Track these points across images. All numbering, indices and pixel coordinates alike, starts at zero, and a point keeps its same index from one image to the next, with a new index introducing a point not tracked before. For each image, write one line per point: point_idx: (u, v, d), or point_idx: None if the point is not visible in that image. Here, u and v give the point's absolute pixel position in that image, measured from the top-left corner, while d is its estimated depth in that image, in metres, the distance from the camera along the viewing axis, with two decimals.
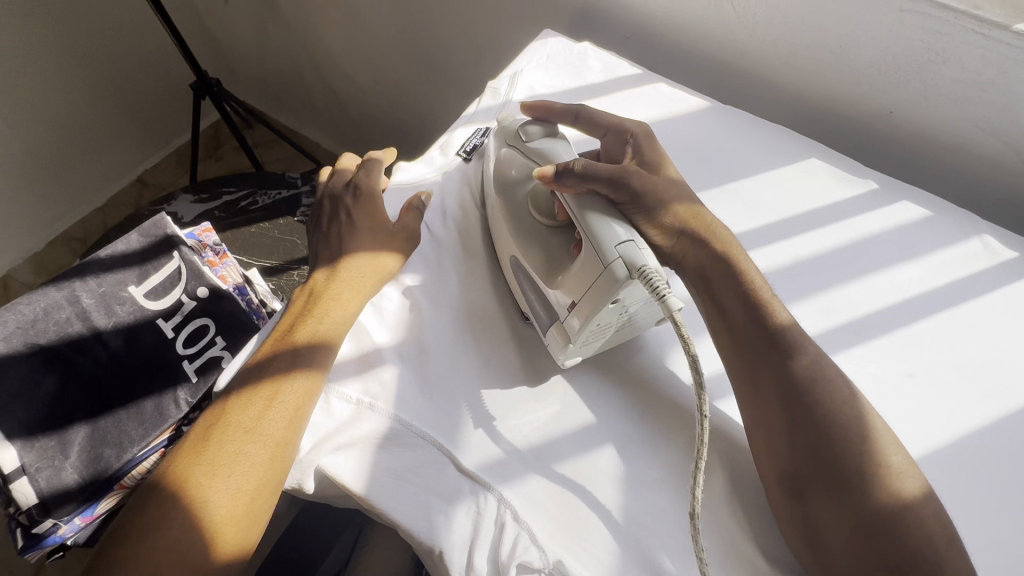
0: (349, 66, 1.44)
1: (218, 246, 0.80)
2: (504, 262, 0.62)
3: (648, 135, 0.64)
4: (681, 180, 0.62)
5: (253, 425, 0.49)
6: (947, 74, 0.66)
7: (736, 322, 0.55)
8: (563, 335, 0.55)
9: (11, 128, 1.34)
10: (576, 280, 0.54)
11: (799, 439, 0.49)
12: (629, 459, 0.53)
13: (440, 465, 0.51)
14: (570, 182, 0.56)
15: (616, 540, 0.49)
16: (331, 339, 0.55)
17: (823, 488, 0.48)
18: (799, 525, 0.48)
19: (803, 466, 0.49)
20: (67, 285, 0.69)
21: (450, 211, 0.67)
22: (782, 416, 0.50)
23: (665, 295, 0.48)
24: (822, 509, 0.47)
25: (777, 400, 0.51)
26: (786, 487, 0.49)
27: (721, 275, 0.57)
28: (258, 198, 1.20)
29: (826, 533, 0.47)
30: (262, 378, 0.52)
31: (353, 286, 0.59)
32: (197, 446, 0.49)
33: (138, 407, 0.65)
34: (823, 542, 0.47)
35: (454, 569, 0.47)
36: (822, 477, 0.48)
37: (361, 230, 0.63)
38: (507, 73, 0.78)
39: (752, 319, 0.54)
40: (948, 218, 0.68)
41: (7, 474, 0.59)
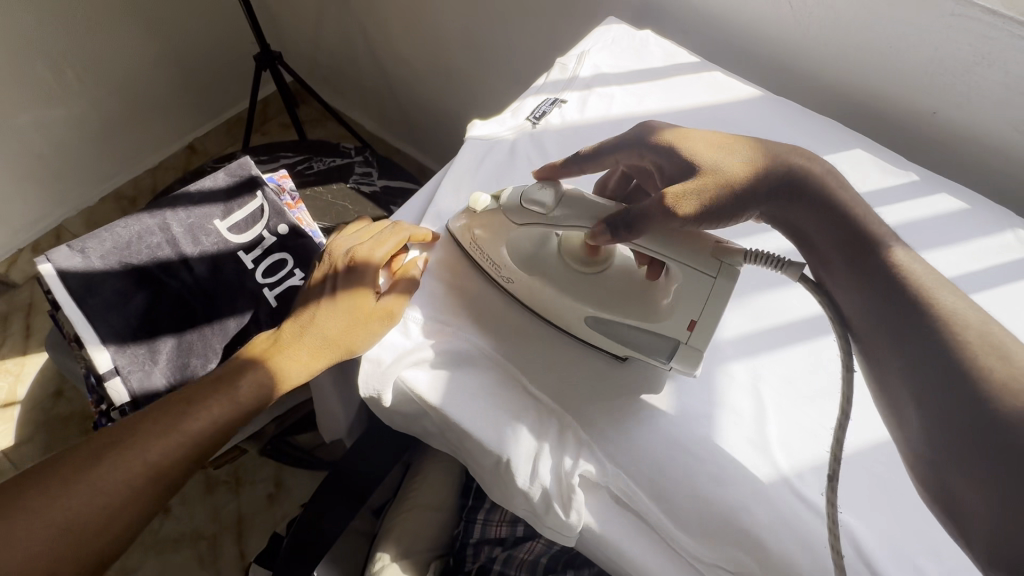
0: (404, 50, 1.50)
1: (294, 193, 0.86)
2: (555, 315, 0.60)
3: (673, 134, 0.57)
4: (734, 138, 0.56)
5: (211, 411, 0.57)
6: (991, 77, 0.71)
7: (843, 262, 0.50)
8: (693, 355, 0.55)
9: (82, 84, 1.42)
10: (691, 296, 0.53)
11: (933, 414, 0.42)
12: (681, 396, 0.57)
13: (508, 385, 0.57)
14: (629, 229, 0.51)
15: (671, 466, 0.53)
16: (291, 377, 0.59)
17: (955, 447, 0.41)
18: (940, 487, 0.43)
19: (936, 423, 0.42)
20: (159, 213, 0.75)
21: (520, 155, 0.73)
22: (917, 371, 0.44)
23: (788, 262, 0.50)
24: (949, 463, 0.42)
25: (899, 367, 0.45)
26: (926, 467, 0.44)
27: (819, 222, 0.51)
28: (314, 163, 1.26)
29: (982, 519, 0.40)
30: (254, 370, 0.59)
31: (329, 339, 0.59)
32: (201, 384, 0.59)
33: (222, 323, 0.70)
34: (970, 507, 0.41)
35: (520, 476, 0.52)
36: (971, 452, 0.40)
37: (333, 312, 0.60)
38: (575, 53, 0.84)
39: (868, 261, 0.49)
40: (985, 211, 0.71)
41: (102, 374, 0.66)
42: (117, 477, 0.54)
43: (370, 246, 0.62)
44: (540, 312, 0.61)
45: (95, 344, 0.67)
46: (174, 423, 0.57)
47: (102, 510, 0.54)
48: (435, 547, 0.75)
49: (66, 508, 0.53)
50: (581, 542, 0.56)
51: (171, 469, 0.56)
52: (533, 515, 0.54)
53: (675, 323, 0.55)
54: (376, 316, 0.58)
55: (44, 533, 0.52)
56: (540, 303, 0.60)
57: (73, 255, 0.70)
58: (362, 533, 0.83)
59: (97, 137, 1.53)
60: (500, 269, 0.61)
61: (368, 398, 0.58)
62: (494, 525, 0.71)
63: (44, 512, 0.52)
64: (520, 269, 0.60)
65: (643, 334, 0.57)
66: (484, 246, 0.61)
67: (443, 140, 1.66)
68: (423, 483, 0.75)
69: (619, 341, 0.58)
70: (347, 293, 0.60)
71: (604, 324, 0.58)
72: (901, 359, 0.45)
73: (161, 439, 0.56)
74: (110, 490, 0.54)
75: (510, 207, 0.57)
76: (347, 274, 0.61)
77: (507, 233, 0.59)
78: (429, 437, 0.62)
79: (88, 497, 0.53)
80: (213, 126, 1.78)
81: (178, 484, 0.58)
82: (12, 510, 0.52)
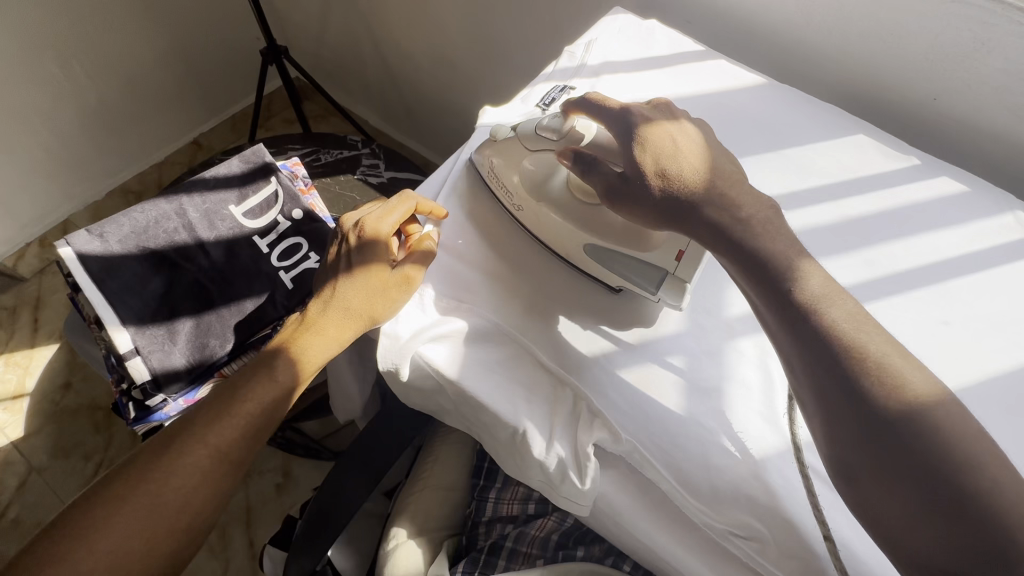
0: (409, 44, 1.51)
1: (307, 179, 0.87)
2: (559, 243, 0.64)
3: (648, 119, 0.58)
4: (676, 151, 0.55)
5: (257, 394, 0.59)
6: (991, 63, 0.73)
7: (760, 278, 0.51)
8: (679, 286, 0.60)
9: (90, 80, 1.43)
10: (676, 229, 0.59)
11: (849, 429, 0.45)
12: (690, 369, 0.58)
13: (522, 359, 0.59)
14: (588, 171, 0.59)
15: (685, 438, 0.54)
16: (327, 350, 0.61)
17: (878, 463, 0.43)
18: (851, 488, 0.46)
19: (844, 439, 0.45)
20: (175, 199, 0.76)
21: None
22: (833, 393, 0.46)
23: None
24: (873, 478, 0.44)
25: (826, 390, 0.46)
26: (840, 472, 0.46)
27: (746, 263, 0.52)
28: (321, 155, 1.27)
29: (890, 520, 0.43)
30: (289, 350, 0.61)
31: (352, 307, 0.61)
32: (245, 373, 0.61)
33: (240, 304, 0.72)
34: (879, 509, 0.44)
35: (536, 446, 0.54)
36: (881, 465, 0.43)
37: (352, 283, 0.61)
38: (583, 41, 0.86)
39: (778, 277, 0.50)
40: (987, 193, 0.72)
41: (123, 354, 0.67)
42: (191, 463, 0.56)
43: (378, 218, 0.64)
44: (551, 245, 0.65)
45: (115, 325, 0.68)
46: (230, 407, 0.58)
47: (177, 495, 0.55)
48: (448, 526, 0.75)
49: (143, 496, 0.54)
50: (593, 513, 0.58)
51: (240, 447, 0.58)
52: (549, 486, 0.56)
53: (663, 254, 0.60)
54: (394, 285, 0.60)
55: (129, 522, 0.53)
56: (549, 233, 0.65)
57: (93, 239, 0.72)
58: (374, 516, 0.83)
59: (104, 132, 1.54)
60: (511, 197, 0.67)
61: (386, 372, 0.60)
62: (505, 504, 0.72)
63: (126, 501, 0.54)
64: (529, 195, 0.66)
65: (637, 265, 0.61)
66: (500, 174, 0.68)
67: (446, 134, 1.68)
68: (437, 463, 0.76)
69: (611, 273, 0.62)
70: (361, 264, 0.62)
71: (604, 257, 0.62)
72: (806, 374, 0.47)
73: (219, 422, 0.57)
74: (187, 477, 0.56)
75: (526, 133, 0.65)
76: (358, 246, 0.63)
77: (522, 159, 0.67)
78: (444, 414, 0.64)
79: (163, 483, 0.55)
80: (218, 121, 1.79)
81: (244, 465, 0.59)
82: (97, 504, 0.54)
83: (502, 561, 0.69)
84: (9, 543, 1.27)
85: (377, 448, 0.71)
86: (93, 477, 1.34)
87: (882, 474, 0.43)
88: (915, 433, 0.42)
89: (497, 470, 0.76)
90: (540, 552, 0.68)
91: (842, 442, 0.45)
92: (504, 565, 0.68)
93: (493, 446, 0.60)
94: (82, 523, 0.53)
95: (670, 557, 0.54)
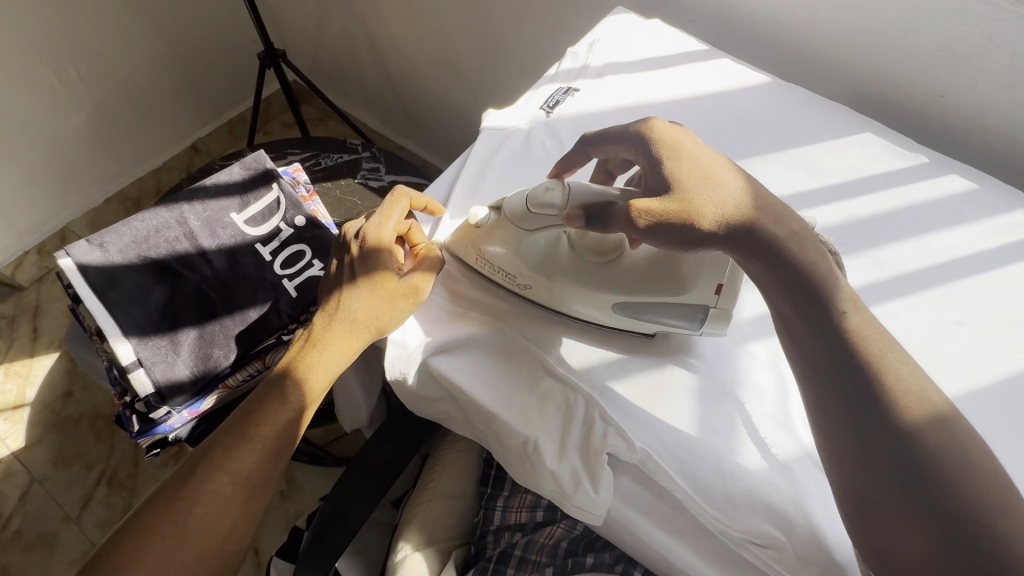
0: (407, 46, 1.50)
1: (309, 185, 0.86)
2: (570, 307, 0.60)
3: (671, 132, 0.54)
4: (711, 167, 0.51)
5: (272, 415, 0.57)
6: (997, 59, 0.72)
7: (805, 295, 0.48)
8: (720, 317, 0.56)
9: (86, 86, 1.42)
10: (712, 263, 0.55)
11: (876, 463, 0.43)
12: (699, 374, 0.58)
13: (530, 368, 0.58)
14: (602, 225, 0.53)
15: (697, 446, 0.54)
16: (337, 366, 0.59)
17: (892, 489, 0.42)
18: (859, 518, 0.45)
19: (871, 470, 0.44)
20: (175, 207, 0.75)
21: (535, 141, 0.74)
22: (864, 424, 0.44)
23: None
24: (895, 511, 0.43)
25: (859, 419, 0.44)
26: (855, 502, 0.45)
27: (784, 278, 0.49)
28: (321, 160, 1.26)
29: (898, 554, 0.43)
30: (298, 369, 0.59)
31: (360, 322, 0.59)
32: (256, 395, 0.59)
33: (243, 314, 0.71)
34: (890, 541, 0.43)
35: (547, 455, 0.54)
36: (897, 498, 0.42)
37: (359, 295, 0.59)
38: (585, 42, 0.85)
39: (823, 298, 0.48)
40: (996, 191, 0.72)
41: (126, 366, 0.66)
42: (212, 493, 0.55)
43: (377, 224, 0.61)
44: (555, 308, 0.61)
45: (117, 337, 0.67)
46: (246, 433, 0.57)
47: (203, 523, 0.55)
48: (456, 535, 0.74)
49: (170, 527, 0.54)
50: (606, 522, 0.57)
51: (262, 471, 0.57)
52: (561, 495, 0.55)
53: (701, 292, 0.55)
54: (401, 295, 0.58)
55: (159, 553, 0.53)
56: (558, 300, 0.60)
57: (93, 249, 0.71)
58: (383, 525, 0.82)
59: (102, 139, 1.53)
60: (515, 277, 0.60)
61: (394, 379, 0.59)
62: (513, 512, 0.70)
63: (155, 532, 0.54)
64: (535, 272, 0.59)
65: (668, 307, 0.57)
66: (495, 258, 0.60)
67: (446, 136, 1.67)
68: (444, 471, 0.75)
69: (643, 319, 0.58)
70: (366, 275, 0.60)
71: (630, 308, 0.58)
72: (832, 390, 0.46)
73: (236, 448, 0.56)
74: (211, 508, 0.55)
75: (514, 212, 0.58)
76: (360, 257, 0.60)
77: (520, 239, 0.59)
78: (452, 422, 0.63)
79: (188, 512, 0.55)
80: (216, 125, 1.78)
81: (267, 488, 0.58)
82: (129, 535, 0.54)
83: (510, 570, 0.67)
84: (11, 554, 1.26)
85: (382, 457, 0.70)
86: (95, 487, 1.33)
87: (899, 500, 0.42)
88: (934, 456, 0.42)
89: (504, 477, 0.73)
90: (549, 560, 0.67)
91: (863, 467, 0.44)
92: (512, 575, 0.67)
93: (503, 455, 0.59)
94: (116, 557, 0.53)
95: (685, 566, 0.54)
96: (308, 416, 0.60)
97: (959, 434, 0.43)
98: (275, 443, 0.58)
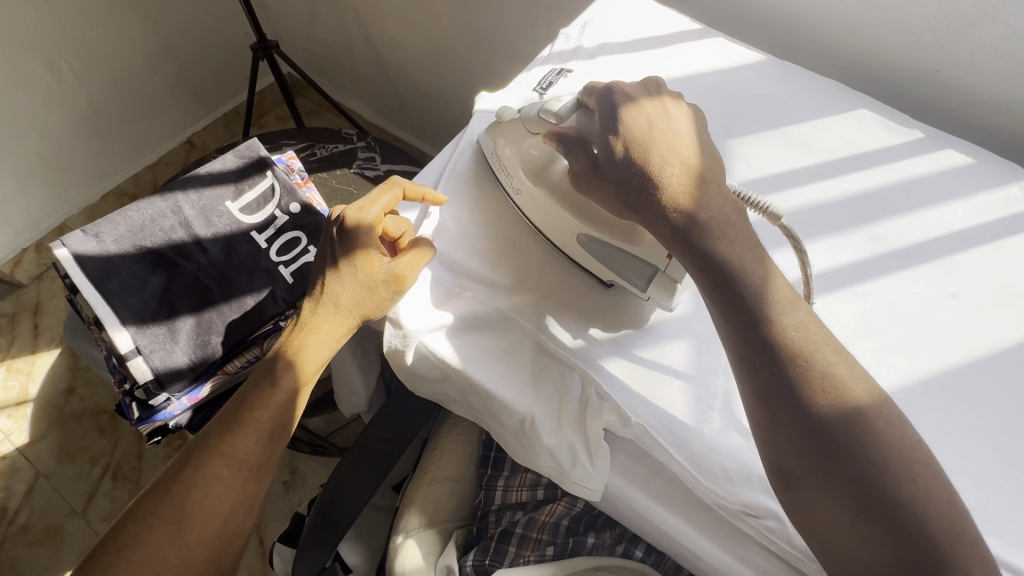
0: (400, 36, 1.49)
1: (303, 173, 0.86)
2: (552, 235, 0.63)
3: (629, 100, 0.57)
4: (663, 133, 0.55)
5: (261, 401, 0.58)
6: (994, 32, 0.71)
7: (715, 274, 0.51)
8: (667, 284, 0.58)
9: (79, 82, 1.41)
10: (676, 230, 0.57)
11: (796, 437, 0.45)
12: (698, 351, 0.58)
13: (530, 346, 0.58)
14: (571, 148, 0.59)
15: (694, 420, 0.54)
16: (324, 351, 0.59)
17: (808, 459, 0.45)
18: (787, 495, 0.46)
19: (790, 446, 0.46)
20: (170, 196, 0.75)
21: None
22: (779, 398, 0.47)
23: (767, 206, 0.60)
24: (817, 485, 0.44)
25: (776, 390, 0.47)
26: (778, 478, 0.47)
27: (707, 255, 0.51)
28: (317, 150, 1.25)
29: (824, 526, 0.44)
30: (286, 355, 0.59)
31: (345, 306, 0.59)
32: (249, 382, 0.59)
33: (240, 301, 0.71)
34: (819, 520, 0.44)
35: (545, 433, 0.55)
36: (815, 470, 0.45)
37: (343, 279, 0.59)
38: (578, 23, 0.85)
39: (734, 273, 0.50)
40: (992, 164, 0.71)
41: (124, 354, 0.67)
42: (208, 478, 0.55)
43: (361, 207, 0.61)
44: (545, 232, 0.63)
45: (115, 326, 0.67)
46: (242, 417, 0.57)
47: (202, 507, 0.55)
48: (457, 517, 0.74)
49: (168, 511, 0.54)
50: (605, 498, 0.58)
51: (258, 455, 0.57)
52: (559, 472, 0.56)
53: (655, 250, 0.59)
54: (384, 280, 0.58)
55: (159, 536, 0.54)
56: (546, 219, 0.63)
57: (88, 239, 0.71)
58: (382, 509, 0.83)
59: (96, 135, 1.52)
60: (511, 179, 0.65)
61: (392, 354, 0.60)
62: (514, 491, 0.70)
63: (153, 516, 0.54)
64: (529, 181, 0.64)
65: (629, 261, 0.60)
66: (505, 157, 0.65)
67: (441, 126, 1.66)
68: (444, 455, 0.75)
69: (603, 264, 0.60)
70: (348, 259, 0.60)
71: (598, 246, 0.60)
72: (744, 366, 0.49)
73: (232, 432, 0.57)
74: (207, 493, 0.55)
75: (528, 117, 0.64)
76: (343, 241, 0.60)
77: (523, 141, 0.65)
78: (451, 404, 0.63)
79: (186, 496, 0.55)
80: (211, 119, 1.77)
81: (265, 472, 0.58)
82: (131, 519, 0.54)
83: (512, 548, 0.67)
84: (19, 549, 1.27)
85: (383, 443, 0.70)
86: (100, 481, 1.34)
87: (816, 473, 0.45)
88: (837, 432, 0.45)
89: (504, 458, 0.73)
90: (550, 539, 0.67)
91: (782, 446, 0.46)
92: (514, 552, 0.67)
93: (501, 434, 0.60)
94: (120, 540, 0.54)
95: (683, 539, 0.54)
96: (301, 402, 0.60)
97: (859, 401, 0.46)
98: (269, 429, 0.58)
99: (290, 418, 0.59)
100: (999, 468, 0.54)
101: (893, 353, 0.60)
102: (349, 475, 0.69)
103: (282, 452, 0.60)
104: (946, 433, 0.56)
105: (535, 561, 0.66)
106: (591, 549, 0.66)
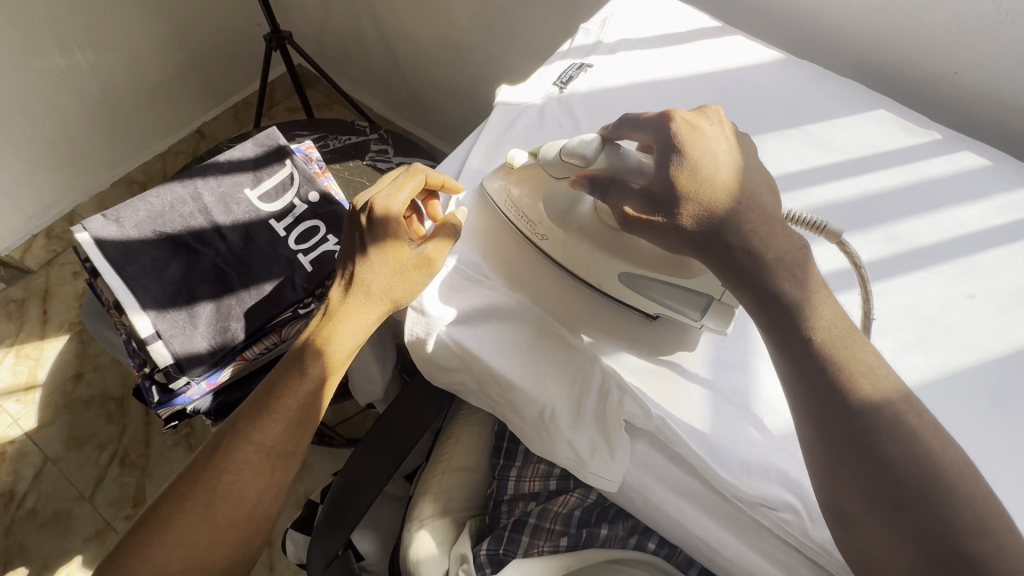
0: (413, 29, 1.49)
1: (321, 163, 0.86)
2: (590, 274, 0.61)
3: (690, 128, 0.55)
4: (722, 162, 0.54)
5: (290, 388, 0.58)
6: (1013, 34, 0.71)
7: (780, 327, 0.50)
8: (725, 311, 0.56)
9: (94, 69, 1.42)
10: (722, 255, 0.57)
11: (858, 468, 0.45)
12: (711, 348, 0.59)
13: (552, 341, 0.59)
14: (606, 190, 0.56)
15: (710, 413, 0.55)
16: (352, 341, 0.60)
17: (864, 486, 0.45)
18: (842, 521, 0.46)
19: (853, 470, 0.45)
20: (190, 183, 0.75)
21: (548, 117, 0.74)
22: (839, 432, 0.46)
23: (826, 226, 0.59)
24: (869, 511, 0.44)
25: (832, 424, 0.46)
26: (830, 500, 0.47)
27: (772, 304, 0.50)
28: (330, 141, 1.26)
29: (876, 551, 0.44)
30: (314, 346, 0.59)
31: (373, 295, 0.59)
32: (278, 371, 0.60)
33: (259, 287, 0.72)
34: (868, 544, 0.45)
35: (563, 424, 0.56)
36: (874, 495, 0.44)
37: (371, 269, 0.59)
38: (598, 18, 0.85)
39: (806, 340, 0.49)
40: (1007, 166, 0.71)
41: (145, 339, 0.67)
42: (240, 464, 0.56)
43: (388, 195, 0.61)
44: (580, 275, 0.62)
45: (136, 311, 0.68)
46: (271, 404, 0.58)
47: (233, 491, 0.56)
48: (470, 507, 0.75)
49: (200, 495, 0.55)
50: (620, 490, 0.59)
51: (286, 442, 0.58)
52: (577, 463, 0.57)
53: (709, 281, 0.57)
54: (416, 266, 0.59)
55: (192, 519, 0.55)
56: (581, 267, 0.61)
57: (109, 223, 0.71)
58: (395, 498, 0.83)
59: (108, 123, 1.52)
60: (534, 226, 0.63)
61: (413, 344, 0.60)
62: (527, 481, 0.70)
63: (185, 500, 0.55)
64: (556, 224, 0.62)
65: (677, 292, 0.58)
66: (524, 206, 0.63)
67: (451, 120, 1.66)
68: (457, 445, 0.75)
69: (648, 298, 0.58)
70: (377, 249, 0.60)
71: (638, 281, 0.59)
72: (798, 396, 0.49)
73: (261, 420, 0.57)
74: (236, 478, 0.56)
75: (550, 162, 0.61)
76: (371, 230, 0.60)
77: (546, 186, 0.63)
78: (468, 393, 0.64)
79: (217, 481, 0.56)
80: (222, 110, 1.77)
81: (293, 458, 0.59)
82: (165, 502, 0.56)
83: (525, 538, 0.68)
84: (27, 532, 1.28)
85: (396, 430, 0.71)
86: (108, 467, 1.34)
87: (873, 494, 0.44)
88: (880, 429, 0.45)
89: (517, 449, 0.73)
90: (563, 529, 0.68)
91: (815, 443, 0.47)
92: (527, 542, 0.67)
93: (519, 425, 0.60)
94: (154, 520, 0.55)
95: (698, 529, 0.55)
96: (330, 390, 0.60)
97: (913, 422, 0.45)
98: (297, 416, 0.58)
99: (318, 406, 0.60)
100: (1014, 467, 0.54)
101: (909, 351, 0.61)
102: (363, 464, 0.69)
103: (309, 439, 0.60)
104: (961, 431, 0.56)
105: (549, 553, 0.66)
106: (604, 541, 0.67)
